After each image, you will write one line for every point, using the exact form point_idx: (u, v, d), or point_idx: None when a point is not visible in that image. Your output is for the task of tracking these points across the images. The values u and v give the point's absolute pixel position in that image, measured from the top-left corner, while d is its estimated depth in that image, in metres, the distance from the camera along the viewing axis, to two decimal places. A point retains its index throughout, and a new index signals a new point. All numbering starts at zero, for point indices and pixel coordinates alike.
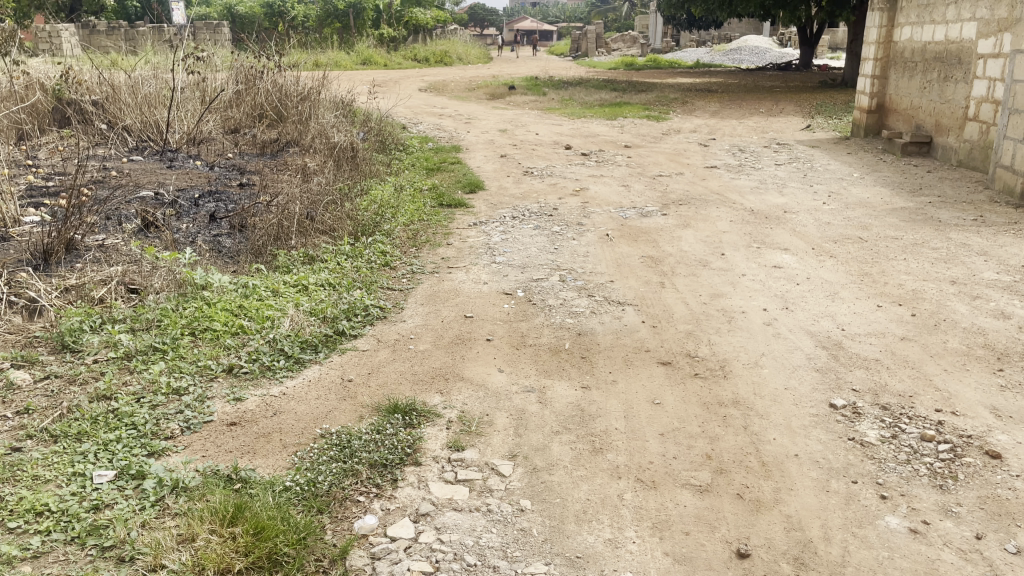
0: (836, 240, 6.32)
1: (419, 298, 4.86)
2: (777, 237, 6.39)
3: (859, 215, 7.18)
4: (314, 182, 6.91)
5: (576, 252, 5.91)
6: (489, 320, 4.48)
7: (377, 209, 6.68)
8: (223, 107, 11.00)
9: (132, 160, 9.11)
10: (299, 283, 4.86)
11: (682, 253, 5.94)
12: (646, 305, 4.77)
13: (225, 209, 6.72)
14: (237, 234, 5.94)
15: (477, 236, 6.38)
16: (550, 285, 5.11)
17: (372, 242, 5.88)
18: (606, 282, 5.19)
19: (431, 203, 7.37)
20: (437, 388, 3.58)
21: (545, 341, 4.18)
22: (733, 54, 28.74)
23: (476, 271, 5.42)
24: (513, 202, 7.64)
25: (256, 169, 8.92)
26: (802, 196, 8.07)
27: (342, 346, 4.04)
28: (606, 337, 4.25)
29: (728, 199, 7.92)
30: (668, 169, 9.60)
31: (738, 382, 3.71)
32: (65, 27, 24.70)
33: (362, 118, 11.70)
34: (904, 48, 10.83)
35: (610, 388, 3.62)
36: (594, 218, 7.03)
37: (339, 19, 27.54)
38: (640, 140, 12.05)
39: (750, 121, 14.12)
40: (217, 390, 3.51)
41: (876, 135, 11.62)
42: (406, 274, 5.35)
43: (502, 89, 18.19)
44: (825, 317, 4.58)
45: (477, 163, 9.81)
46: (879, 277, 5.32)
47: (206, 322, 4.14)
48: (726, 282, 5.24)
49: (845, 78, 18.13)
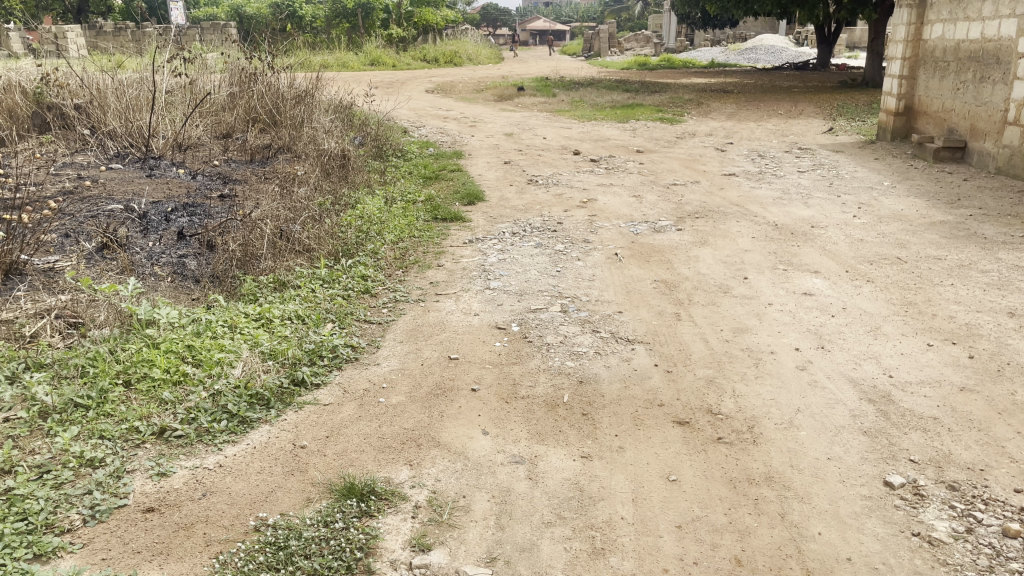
0: (871, 261, 5.67)
1: (398, 334, 4.24)
2: (805, 258, 5.75)
3: (895, 230, 6.52)
4: (295, 196, 6.33)
5: (580, 275, 5.29)
6: (477, 363, 3.86)
7: (363, 224, 6.08)
8: (214, 111, 10.43)
9: (111, 168, 8.55)
10: (264, 317, 4.26)
11: (700, 276, 5.31)
12: (659, 343, 4.14)
13: (197, 225, 6.13)
14: (204, 256, 5.35)
15: (471, 256, 5.77)
16: (549, 317, 4.49)
17: (353, 264, 5.27)
18: (614, 313, 4.56)
19: (424, 217, 6.77)
20: (405, 459, 2.97)
21: (540, 392, 3.55)
22: (748, 54, 28.04)
23: (467, 299, 4.82)
24: (515, 216, 7.03)
25: (242, 178, 8.35)
26: (830, 207, 7.42)
27: (299, 400, 3.43)
28: (612, 386, 3.63)
29: (750, 211, 7.28)
30: (683, 177, 8.96)
31: (771, 449, 3.08)
32: (70, 27, 24.21)
33: (361, 123, 11.13)
34: (935, 46, 10.14)
35: (616, 458, 2.99)
36: (602, 234, 6.40)
37: (348, 19, 26.75)
38: (654, 144, 11.41)
39: (769, 124, 13.45)
40: (140, 462, 2.92)
41: (904, 139, 10.94)
42: (388, 303, 4.74)
43: (511, 90, 17.55)
44: (868, 360, 3.94)
45: (479, 171, 9.20)
46: (924, 307, 4.67)
47: (144, 367, 3.54)
48: (750, 314, 4.60)
49: (867, 79, 17.42)
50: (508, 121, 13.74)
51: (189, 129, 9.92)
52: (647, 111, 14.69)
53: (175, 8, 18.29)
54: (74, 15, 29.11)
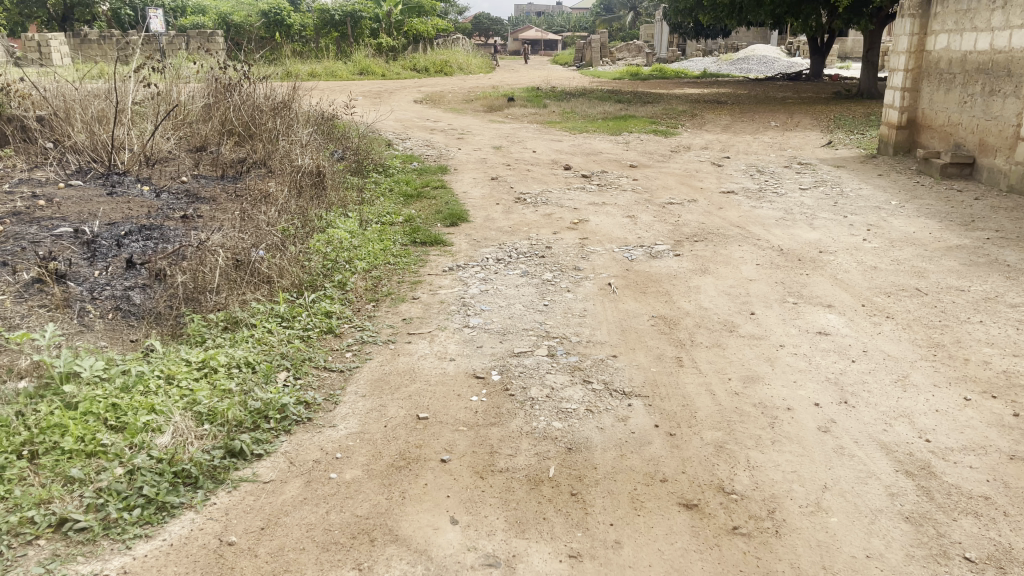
0: (888, 292, 5.17)
1: (360, 385, 3.70)
2: (816, 289, 5.25)
3: (909, 256, 6.02)
4: (257, 221, 5.80)
5: (570, 310, 4.77)
6: (449, 424, 3.33)
7: (332, 250, 5.55)
8: (186, 123, 9.89)
9: (70, 185, 8.02)
10: (207, 366, 3.74)
11: (703, 311, 4.80)
12: (659, 396, 3.62)
13: (149, 250, 5.60)
14: (151, 289, 4.83)
15: (450, 286, 5.23)
16: (534, 362, 3.97)
17: (317, 298, 4.74)
18: (606, 358, 4.04)
19: (401, 240, 6.25)
20: (354, 561, 2.46)
21: (521, 463, 3.03)
22: (741, 63, 27.70)
23: (442, 340, 4.29)
24: (500, 238, 6.52)
25: (210, 197, 7.82)
26: (837, 229, 6.94)
27: (234, 476, 2.93)
28: (607, 453, 3.11)
29: (752, 233, 6.79)
30: (680, 194, 8.46)
31: (798, 544, 2.57)
32: (53, 34, 23.69)
33: (340, 135, 10.62)
34: (939, 57, 9.70)
35: (611, 559, 2.48)
36: (594, 260, 5.88)
37: (336, 27, 26.22)
38: (647, 158, 10.93)
39: (766, 136, 12.99)
40: (26, 568, 2.39)
41: (908, 153, 10.49)
42: (354, 344, 4.21)
43: (500, 100, 17.07)
44: (900, 419, 3.43)
45: (464, 187, 8.70)
46: (954, 350, 4.17)
47: (54, 435, 3.00)
48: (761, 359, 4.08)
49: (862, 89, 17.02)
50: (497, 133, 13.27)
51: (158, 142, 9.38)
52: (640, 123, 14.21)
53: (155, 16, 17.88)
54: (58, 23, 28.40)
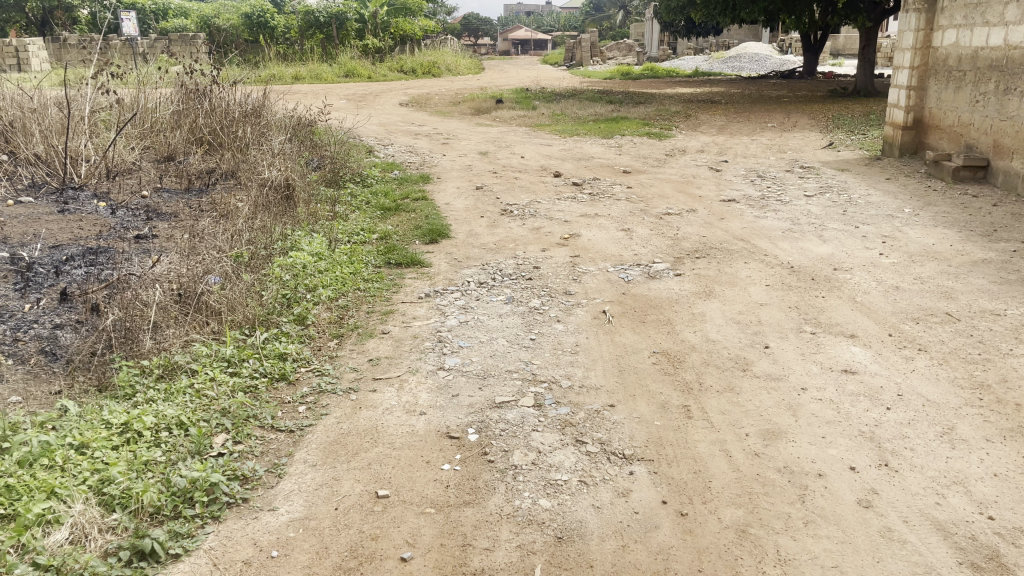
0: (916, 318, 4.62)
1: (311, 451, 3.13)
2: (834, 315, 4.69)
3: (932, 274, 5.47)
4: (210, 245, 5.21)
5: (559, 347, 4.20)
6: (414, 506, 2.76)
7: (293, 276, 4.97)
8: (150, 132, 9.28)
9: (20, 202, 7.41)
10: (130, 429, 3.15)
11: (710, 345, 4.24)
12: (666, 460, 3.05)
13: (90, 278, 5.01)
14: (83, 326, 4.24)
15: (426, 317, 4.65)
16: (518, 416, 3.40)
17: (270, 337, 4.15)
18: (602, 409, 3.46)
19: (374, 261, 5.68)
20: None
21: (500, 561, 2.47)
22: (732, 61, 27.22)
23: (412, 387, 3.71)
24: (483, 257, 5.94)
25: (171, 213, 7.25)
26: (850, 241, 6.40)
27: None
28: (606, 545, 2.55)
29: (758, 248, 6.24)
30: (678, 203, 7.91)
31: None
32: (31, 40, 23.01)
33: (317, 142, 10.04)
34: (947, 54, 9.16)
35: None
36: (586, 282, 5.32)
37: (321, 28, 25.58)
38: (641, 163, 10.38)
39: (764, 138, 12.45)
40: None
41: (915, 155, 9.95)
42: (308, 395, 3.63)
43: (488, 103, 16.49)
44: (953, 489, 2.87)
45: (446, 198, 8.12)
46: (1002, 393, 3.61)
47: None
48: (781, 406, 3.51)
49: (858, 87, 16.50)
50: (484, 137, 12.70)
51: (120, 153, 8.77)
52: (633, 124, 13.65)
53: (126, 19, 17.31)
54: (37, 28, 27.81)
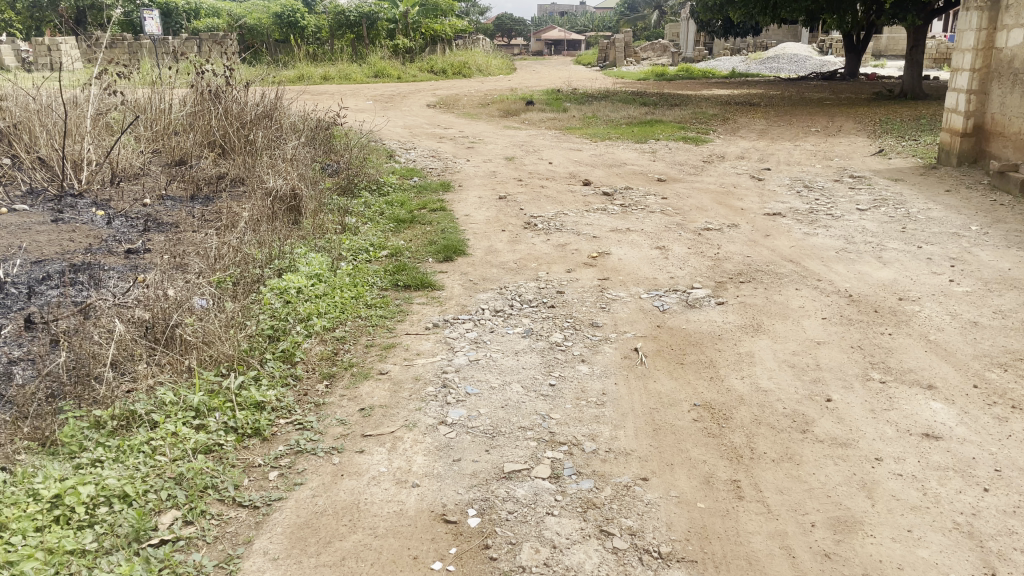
0: (1003, 364, 3.93)
1: (275, 540, 2.57)
2: (905, 358, 4.03)
3: (1014, 306, 4.77)
4: (194, 269, 4.67)
5: (583, 395, 3.60)
6: None
7: (284, 304, 4.42)
8: (159, 135, 8.81)
9: (15, 209, 6.96)
10: (60, 504, 2.56)
11: (761, 395, 3.60)
12: (714, 562, 2.44)
13: (60, 301, 4.49)
14: (38, 361, 3.70)
15: (431, 353, 4.07)
16: (530, 493, 2.80)
17: (246, 380, 3.60)
18: (633, 484, 2.86)
19: (379, 284, 5.12)
20: None
21: None
22: (770, 62, 26.34)
23: (405, 449, 3.11)
24: (502, 279, 5.35)
25: (172, 223, 6.77)
26: (912, 265, 5.71)
27: None
28: None
29: (810, 271, 5.57)
30: (718, 217, 7.25)
31: None
32: (63, 38, 22.89)
33: (334, 146, 9.53)
34: (1013, 55, 8.37)
35: None
36: (616, 312, 4.71)
37: (352, 28, 25.01)
38: (677, 171, 9.71)
39: (808, 144, 11.71)
40: None
41: (973, 164, 9.15)
42: (279, 457, 3.07)
43: (518, 104, 15.89)
44: None
45: (465, 209, 7.55)
46: None
47: None
48: (853, 484, 2.87)
49: (905, 90, 15.64)
50: (511, 141, 12.12)
51: (127, 157, 8.30)
52: (668, 128, 12.97)
53: (150, 17, 16.91)
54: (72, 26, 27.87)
